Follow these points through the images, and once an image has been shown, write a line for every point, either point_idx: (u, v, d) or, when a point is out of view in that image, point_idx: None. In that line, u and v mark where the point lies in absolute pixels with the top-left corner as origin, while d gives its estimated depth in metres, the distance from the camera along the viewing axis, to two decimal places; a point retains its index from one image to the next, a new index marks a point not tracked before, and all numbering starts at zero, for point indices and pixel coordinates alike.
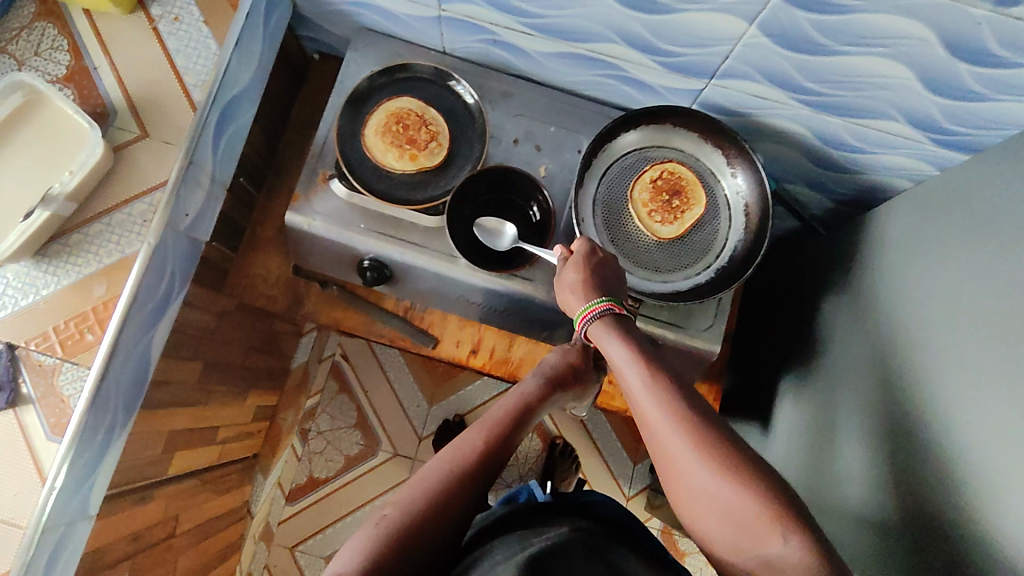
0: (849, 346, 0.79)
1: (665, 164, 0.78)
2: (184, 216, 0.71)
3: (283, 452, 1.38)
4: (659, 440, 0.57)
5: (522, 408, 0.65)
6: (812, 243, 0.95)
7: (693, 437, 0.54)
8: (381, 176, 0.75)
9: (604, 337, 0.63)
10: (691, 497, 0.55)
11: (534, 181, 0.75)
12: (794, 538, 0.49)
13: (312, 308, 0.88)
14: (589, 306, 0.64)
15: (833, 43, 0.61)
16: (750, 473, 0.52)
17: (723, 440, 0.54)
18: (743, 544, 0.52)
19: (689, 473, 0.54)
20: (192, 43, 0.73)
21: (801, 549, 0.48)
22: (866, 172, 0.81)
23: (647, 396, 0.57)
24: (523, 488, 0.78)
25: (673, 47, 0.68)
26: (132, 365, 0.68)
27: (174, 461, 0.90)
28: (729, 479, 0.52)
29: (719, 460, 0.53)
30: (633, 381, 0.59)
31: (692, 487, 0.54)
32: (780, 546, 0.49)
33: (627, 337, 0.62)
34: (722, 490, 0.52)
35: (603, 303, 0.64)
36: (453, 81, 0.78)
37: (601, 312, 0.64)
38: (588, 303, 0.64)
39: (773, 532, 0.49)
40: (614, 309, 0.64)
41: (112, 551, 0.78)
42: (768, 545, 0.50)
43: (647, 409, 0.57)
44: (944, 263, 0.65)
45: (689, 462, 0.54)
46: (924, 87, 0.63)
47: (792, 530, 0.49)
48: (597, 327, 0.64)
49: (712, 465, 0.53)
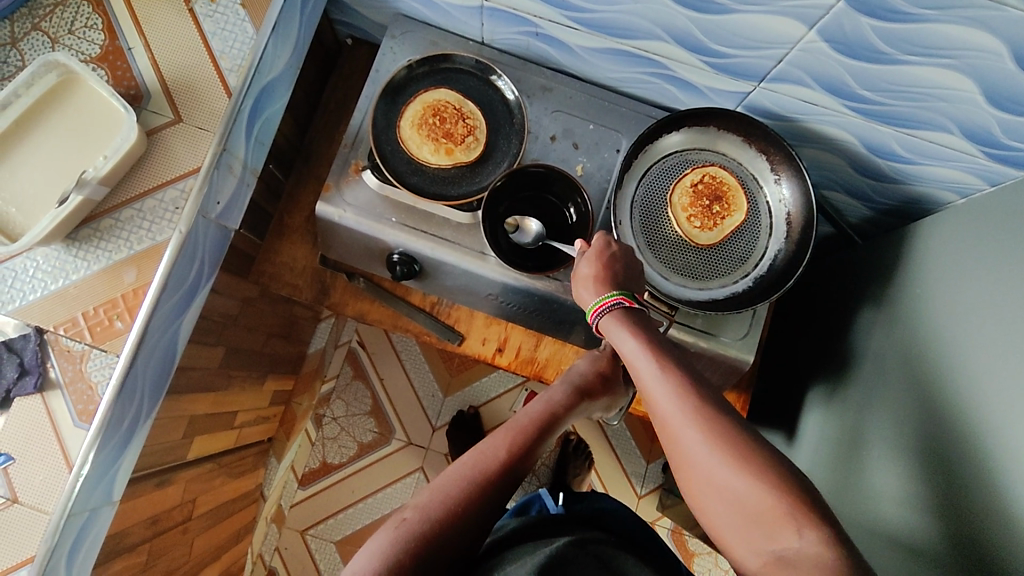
0: (885, 361, 0.77)
1: (707, 167, 0.76)
2: (216, 204, 0.70)
3: (297, 436, 1.39)
4: (671, 433, 0.55)
5: (548, 416, 0.64)
6: (848, 252, 0.93)
7: (705, 428, 0.53)
8: (415, 169, 0.73)
9: (615, 329, 0.61)
10: (704, 491, 0.53)
11: (576, 185, 0.73)
12: (809, 531, 0.47)
13: (337, 299, 0.86)
14: (601, 298, 0.63)
15: (896, 52, 0.59)
16: (764, 465, 0.50)
17: (738, 433, 0.52)
18: (757, 539, 0.49)
19: (703, 465, 0.52)
20: (228, 26, 0.72)
21: (818, 543, 0.46)
22: (912, 183, 0.79)
23: (658, 387, 0.56)
24: (536, 499, 0.78)
25: (724, 48, 0.66)
26: (159, 353, 0.68)
27: (193, 446, 0.90)
28: (742, 470, 0.50)
29: (731, 450, 0.51)
30: (644, 372, 0.58)
31: (705, 480, 0.52)
32: (795, 540, 0.47)
33: (639, 329, 0.60)
34: (736, 483, 0.50)
35: (615, 295, 0.62)
36: (495, 76, 0.77)
37: (612, 305, 0.62)
38: (602, 295, 0.63)
39: (786, 525, 0.48)
40: (627, 302, 0.62)
41: (131, 535, 0.78)
42: (782, 539, 0.48)
43: (657, 400, 0.56)
44: (992, 282, 0.63)
45: (702, 454, 0.52)
46: (987, 101, 0.61)
47: (807, 523, 0.47)
48: (609, 320, 0.62)
49: (725, 456, 0.51)
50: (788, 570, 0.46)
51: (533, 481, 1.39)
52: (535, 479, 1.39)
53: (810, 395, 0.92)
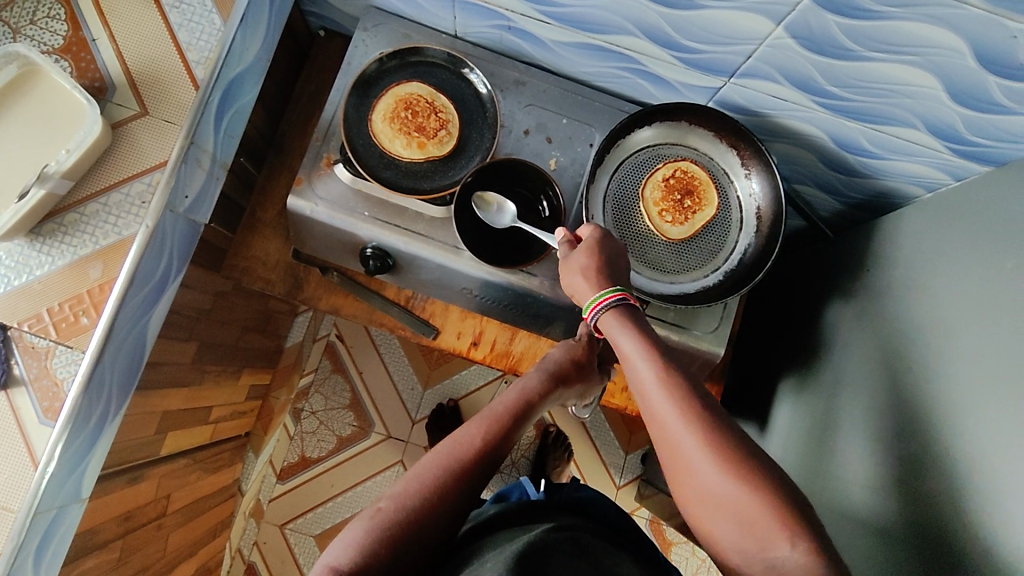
0: (851, 352, 0.78)
1: (678, 162, 0.76)
2: (184, 198, 0.68)
3: (275, 431, 1.39)
4: (667, 437, 0.54)
5: (523, 404, 0.64)
6: (819, 245, 0.94)
7: (705, 437, 0.52)
8: (387, 163, 0.73)
9: (613, 327, 0.61)
10: (696, 497, 0.53)
11: (547, 177, 0.73)
12: (801, 542, 0.48)
13: (311, 293, 0.86)
14: (602, 293, 0.61)
15: (861, 49, 0.59)
16: (759, 475, 0.50)
17: (737, 443, 0.52)
18: (748, 547, 0.50)
19: (698, 472, 0.52)
20: (195, 17, 0.70)
21: (809, 555, 0.47)
22: (881, 177, 0.80)
23: (656, 393, 0.55)
24: (516, 487, 0.80)
25: (695, 43, 0.66)
26: (128, 347, 0.67)
27: (166, 441, 0.90)
28: (738, 481, 0.50)
29: (729, 459, 0.51)
30: (643, 375, 0.57)
31: (698, 487, 0.52)
32: (786, 551, 0.48)
33: (639, 329, 0.60)
34: (730, 491, 0.50)
35: (618, 291, 0.61)
36: (466, 69, 0.76)
37: (617, 300, 0.61)
38: (599, 293, 0.62)
39: (780, 536, 0.48)
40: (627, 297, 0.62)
41: (103, 531, 0.77)
42: (773, 548, 0.48)
43: (656, 406, 0.55)
44: (951, 277, 0.65)
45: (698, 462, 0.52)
46: (949, 97, 0.62)
47: (800, 535, 0.48)
48: (610, 317, 0.61)
49: (722, 466, 0.51)
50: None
51: (514, 471, 1.43)
52: (515, 470, 1.43)
53: (781, 386, 0.93)
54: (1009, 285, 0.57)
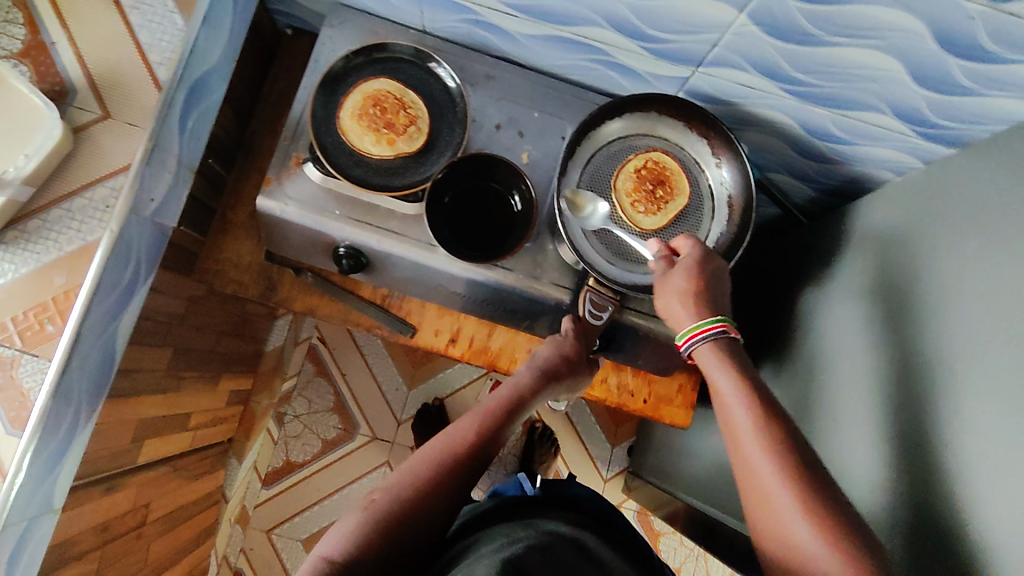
0: (825, 338, 0.79)
1: (649, 153, 0.76)
2: (150, 201, 0.68)
3: (258, 436, 1.38)
4: (754, 482, 0.55)
5: (516, 402, 0.64)
6: (795, 232, 0.95)
7: (793, 483, 0.52)
8: (357, 161, 0.72)
9: (711, 361, 0.62)
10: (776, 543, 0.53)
11: (517, 170, 0.73)
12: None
13: (286, 294, 0.85)
14: (703, 321, 0.63)
15: (824, 34, 0.60)
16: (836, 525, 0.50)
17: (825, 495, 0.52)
18: None
19: (781, 520, 0.52)
20: (157, 18, 0.69)
21: None
22: (851, 162, 0.80)
23: (747, 429, 0.57)
24: (512, 484, 0.81)
25: (662, 33, 0.66)
26: (96, 354, 0.66)
27: (143, 449, 0.88)
28: (812, 522, 0.50)
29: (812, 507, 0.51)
30: (739, 418, 0.58)
31: (778, 532, 0.52)
32: None
33: (738, 369, 0.61)
34: (808, 539, 0.50)
35: (716, 320, 0.63)
36: (434, 63, 0.75)
37: (712, 331, 0.63)
38: (699, 322, 0.64)
39: None
40: (726, 329, 0.63)
41: (80, 542, 0.76)
42: None
43: (743, 442, 0.56)
44: (923, 259, 0.65)
45: (778, 499, 0.53)
46: (913, 80, 0.62)
47: None
48: (708, 348, 0.63)
49: (805, 513, 0.51)
50: None
51: (501, 468, 1.43)
52: (502, 467, 1.43)
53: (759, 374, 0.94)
54: (978, 266, 0.58)
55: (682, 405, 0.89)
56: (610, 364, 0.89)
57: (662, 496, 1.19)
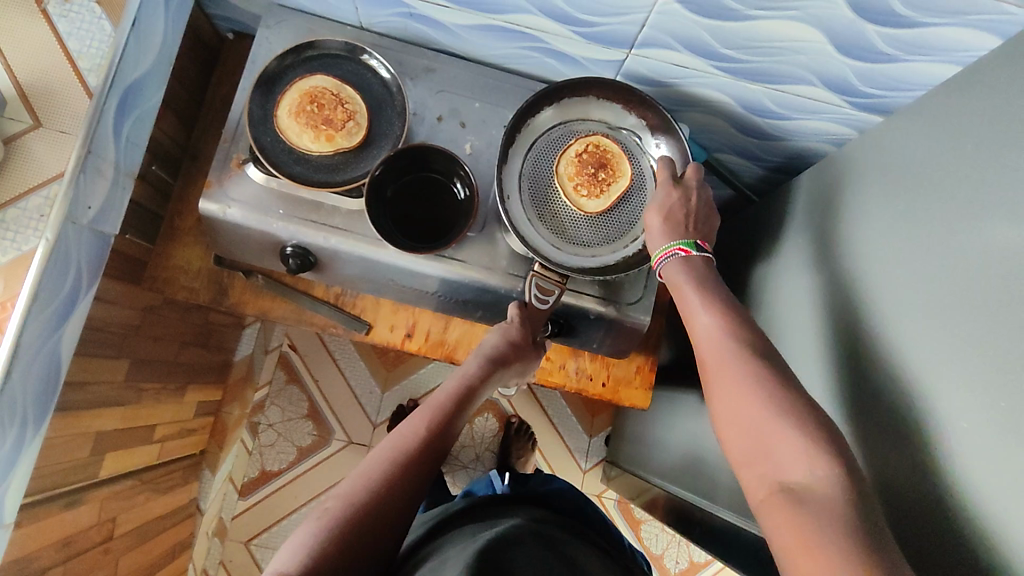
0: (774, 311, 0.80)
1: (589, 137, 0.76)
2: (87, 208, 0.68)
3: (232, 447, 1.37)
4: (710, 365, 0.58)
5: (464, 392, 0.65)
6: (747, 211, 0.96)
7: (740, 358, 0.55)
8: (296, 159, 0.72)
9: (681, 280, 0.64)
10: (728, 417, 0.54)
11: (455, 159, 0.73)
12: (824, 472, 0.47)
13: (238, 298, 0.85)
14: (664, 248, 0.67)
15: (743, 8, 0.60)
16: (780, 389, 0.52)
17: (770, 366, 0.54)
18: (767, 456, 0.50)
19: (730, 393, 0.55)
20: (85, 26, 0.69)
21: (830, 482, 0.46)
22: (790, 137, 0.82)
23: (718, 339, 0.58)
24: (482, 484, 0.82)
25: (591, 16, 0.67)
26: (40, 365, 0.65)
27: (104, 463, 0.88)
28: (754, 388, 0.53)
29: (756, 374, 0.54)
30: (694, 315, 0.61)
31: (729, 403, 0.55)
32: (802, 468, 0.47)
33: (696, 276, 0.64)
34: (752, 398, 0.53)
35: (674, 245, 0.66)
36: (367, 56, 0.75)
37: (672, 254, 0.66)
38: (663, 246, 0.67)
39: (794, 443, 0.49)
40: (686, 251, 0.66)
41: (40, 558, 0.75)
42: (788, 459, 0.48)
43: (701, 337, 0.60)
44: (857, 225, 0.66)
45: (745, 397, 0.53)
46: (836, 49, 0.63)
47: (821, 457, 0.47)
48: (672, 265, 0.66)
49: (748, 380, 0.54)
50: (796, 502, 0.46)
51: (479, 466, 1.43)
52: (480, 464, 1.43)
53: None
54: (905, 228, 0.59)
55: (641, 387, 0.90)
56: (568, 350, 0.89)
57: (637, 482, 1.20)
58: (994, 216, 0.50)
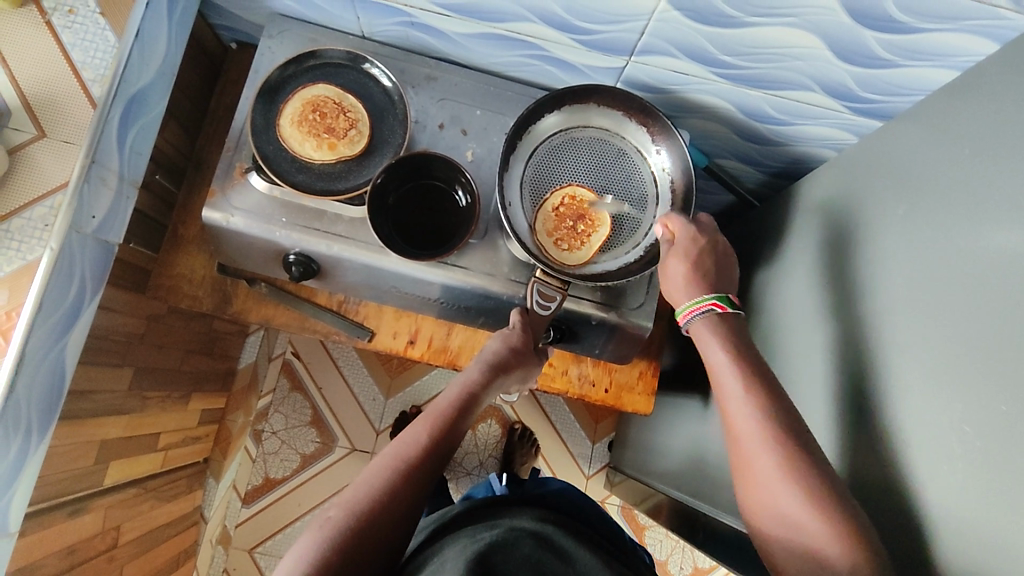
0: (775, 315, 0.80)
1: (564, 189, 0.75)
2: (91, 218, 0.68)
3: (236, 454, 1.37)
4: (741, 441, 0.58)
5: (466, 398, 0.64)
6: (748, 216, 0.96)
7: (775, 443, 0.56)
8: (299, 167, 0.72)
9: (707, 337, 0.65)
10: (761, 499, 0.56)
11: (456, 166, 0.73)
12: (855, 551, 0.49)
13: (241, 306, 0.85)
14: (695, 303, 0.67)
15: (741, 15, 0.61)
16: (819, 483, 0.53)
17: (807, 454, 0.55)
18: (805, 548, 0.52)
19: (765, 477, 0.55)
20: (90, 36, 0.69)
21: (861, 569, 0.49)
22: (790, 142, 0.82)
23: (743, 410, 0.59)
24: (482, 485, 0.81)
25: (590, 24, 0.68)
26: (45, 373, 0.66)
27: (108, 471, 0.88)
28: (791, 477, 0.54)
29: (795, 463, 0.54)
30: (727, 384, 0.61)
31: (763, 486, 0.55)
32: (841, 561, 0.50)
33: (726, 339, 0.64)
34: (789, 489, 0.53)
35: (709, 299, 0.67)
36: (368, 65, 0.76)
37: (705, 309, 0.66)
38: (695, 299, 0.67)
39: (834, 540, 0.50)
40: (718, 307, 0.66)
41: (45, 567, 0.76)
42: (827, 555, 0.51)
43: (731, 407, 0.60)
44: (858, 230, 0.67)
45: (772, 478, 0.55)
46: (834, 55, 0.64)
47: (858, 549, 0.50)
48: (703, 322, 0.66)
49: (786, 467, 0.54)
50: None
51: (482, 472, 1.43)
52: (484, 470, 1.42)
53: None
54: (905, 233, 0.59)
55: (644, 392, 0.90)
56: (570, 356, 0.89)
57: (641, 488, 1.19)
58: (992, 221, 0.50)
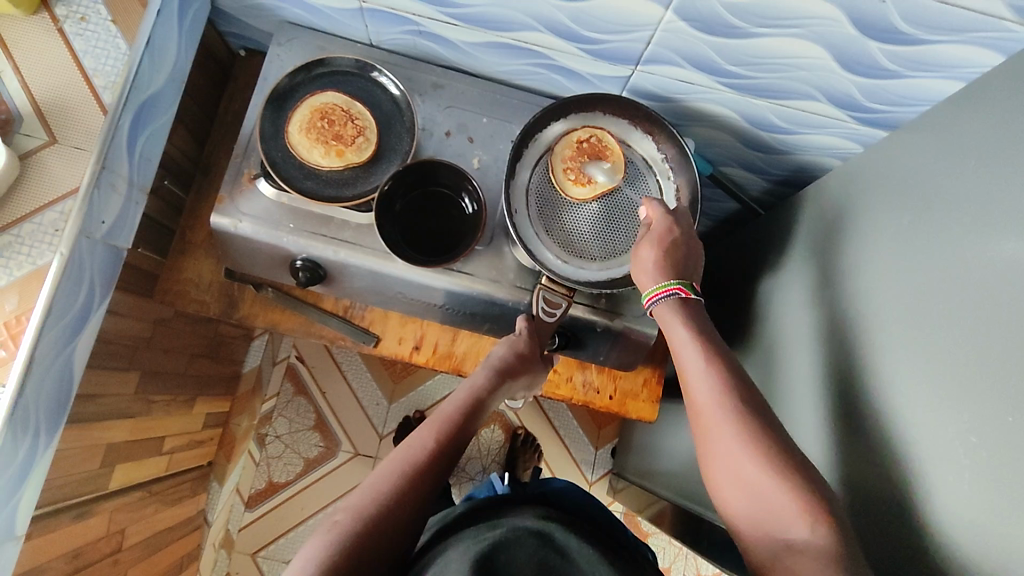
0: (779, 322, 0.80)
1: (597, 129, 0.76)
2: (100, 223, 0.69)
3: (240, 458, 1.37)
4: (705, 422, 0.58)
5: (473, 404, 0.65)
6: (753, 224, 0.97)
7: (737, 422, 0.56)
8: (307, 174, 0.73)
9: (670, 318, 0.65)
10: (726, 479, 0.56)
11: (462, 174, 0.74)
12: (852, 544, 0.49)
13: (248, 310, 0.85)
14: (659, 286, 0.66)
15: (747, 26, 0.61)
16: (781, 459, 0.53)
17: (767, 431, 0.55)
18: (769, 526, 0.52)
19: (728, 456, 0.56)
20: (101, 44, 0.70)
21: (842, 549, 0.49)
22: (795, 151, 0.82)
23: (705, 391, 0.59)
24: (483, 486, 0.81)
25: (597, 34, 0.68)
26: (53, 377, 0.66)
27: (114, 474, 0.88)
28: (754, 455, 0.54)
29: (756, 441, 0.54)
30: (690, 364, 0.61)
31: (727, 467, 0.56)
32: (807, 535, 0.50)
33: (690, 320, 0.64)
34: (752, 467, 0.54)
35: (672, 284, 0.65)
36: (377, 73, 0.77)
37: (670, 293, 0.65)
38: (660, 283, 0.66)
39: (799, 517, 0.51)
40: (683, 292, 0.65)
41: (51, 570, 0.76)
42: (793, 530, 0.51)
43: (695, 387, 0.60)
44: (862, 239, 0.67)
45: (742, 466, 0.54)
46: (839, 65, 0.64)
47: (821, 521, 0.50)
48: (665, 306, 0.65)
49: (749, 445, 0.54)
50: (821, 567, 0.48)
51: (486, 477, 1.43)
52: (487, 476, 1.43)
53: None
54: (909, 242, 0.59)
55: (648, 399, 0.90)
56: (574, 362, 0.90)
57: (644, 494, 1.19)
58: (995, 232, 0.51)
